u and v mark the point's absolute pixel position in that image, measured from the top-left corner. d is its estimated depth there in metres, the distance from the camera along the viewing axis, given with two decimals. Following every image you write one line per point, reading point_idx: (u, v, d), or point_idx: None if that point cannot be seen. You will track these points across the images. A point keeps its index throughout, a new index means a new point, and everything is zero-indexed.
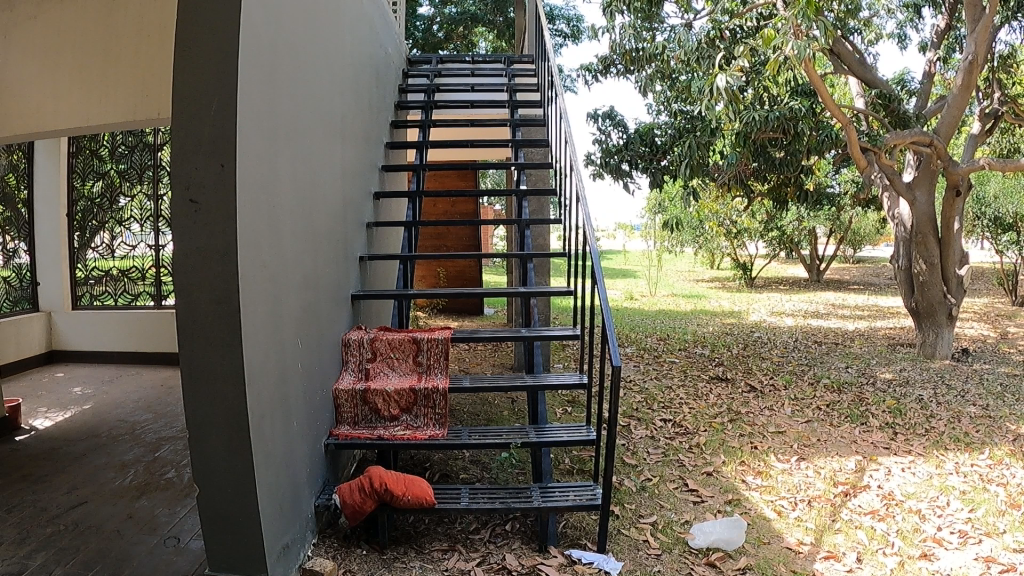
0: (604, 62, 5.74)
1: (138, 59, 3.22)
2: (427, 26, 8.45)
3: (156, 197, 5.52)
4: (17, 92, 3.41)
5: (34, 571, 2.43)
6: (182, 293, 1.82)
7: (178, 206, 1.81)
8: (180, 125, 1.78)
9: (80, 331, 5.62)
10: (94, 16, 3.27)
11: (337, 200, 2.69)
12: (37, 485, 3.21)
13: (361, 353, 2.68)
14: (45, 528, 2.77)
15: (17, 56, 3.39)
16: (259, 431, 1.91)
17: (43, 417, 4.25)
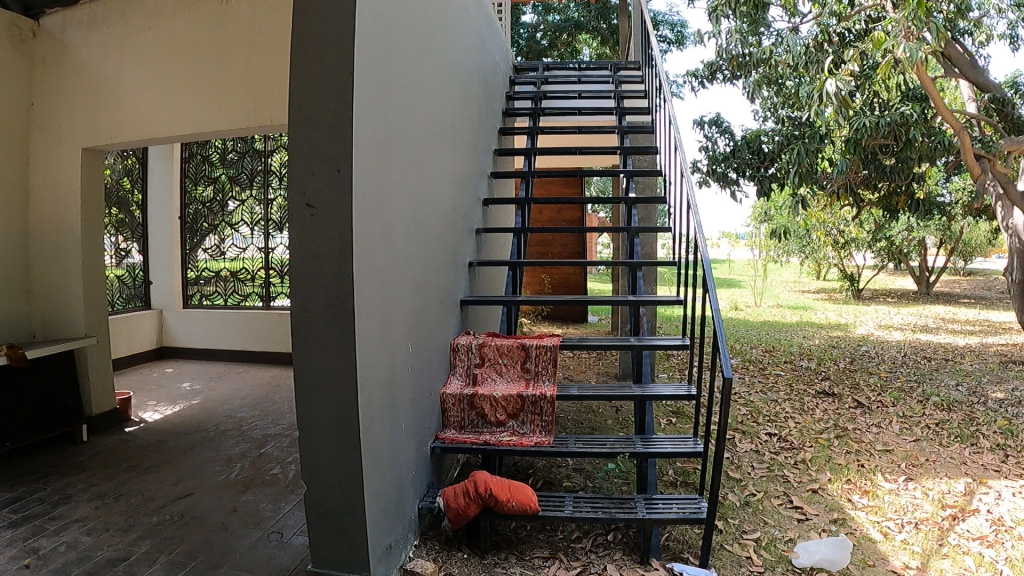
0: (710, 68, 5.65)
1: (250, 62, 3.30)
2: (530, 34, 8.45)
3: (266, 200, 5.63)
4: (139, 98, 3.57)
5: (139, 560, 2.53)
6: (296, 296, 1.86)
7: (295, 210, 1.85)
8: (299, 130, 1.84)
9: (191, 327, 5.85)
10: (213, 23, 3.38)
11: (447, 207, 2.71)
12: (144, 476, 3.35)
13: (469, 358, 2.70)
14: (152, 518, 2.89)
15: (141, 63, 3.56)
16: (368, 434, 1.93)
17: (153, 410, 4.43)
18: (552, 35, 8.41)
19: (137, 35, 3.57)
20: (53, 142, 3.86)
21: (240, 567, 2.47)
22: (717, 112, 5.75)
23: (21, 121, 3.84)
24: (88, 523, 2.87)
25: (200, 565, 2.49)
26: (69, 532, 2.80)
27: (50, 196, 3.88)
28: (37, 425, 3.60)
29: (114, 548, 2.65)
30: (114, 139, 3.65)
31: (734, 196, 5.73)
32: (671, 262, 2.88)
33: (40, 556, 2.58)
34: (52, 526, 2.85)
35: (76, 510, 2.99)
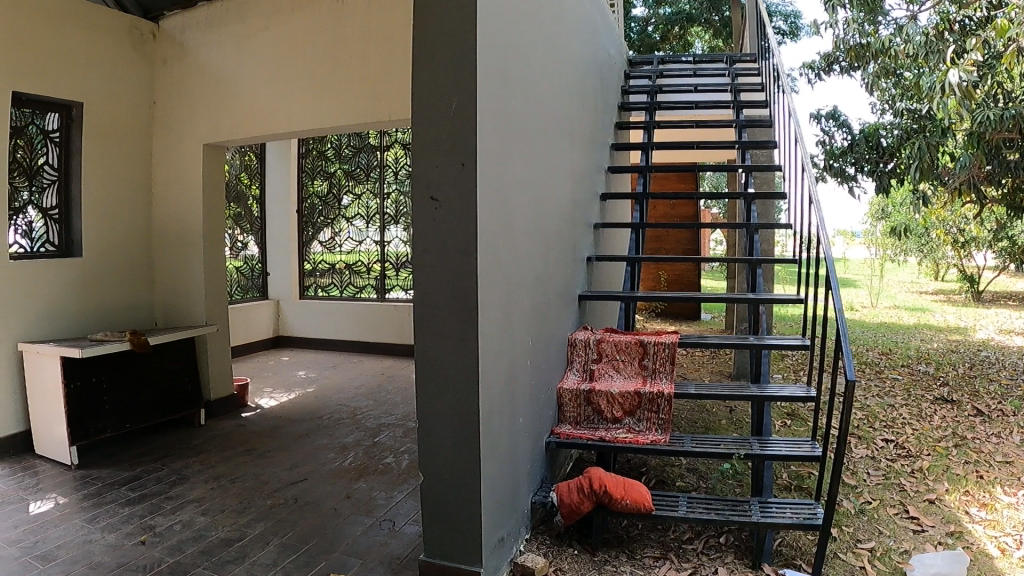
0: (827, 60, 5.49)
1: (354, 60, 3.39)
2: (642, 27, 8.46)
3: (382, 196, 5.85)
4: (257, 97, 3.73)
5: (254, 542, 2.63)
6: (420, 288, 1.89)
7: (420, 203, 1.88)
8: (423, 123, 1.86)
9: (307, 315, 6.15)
10: (323, 22, 3.49)
11: (566, 203, 2.70)
12: (260, 460, 3.47)
13: (587, 353, 2.74)
14: (266, 501, 2.99)
15: (257, 63, 3.72)
16: (487, 427, 1.94)
17: (268, 397, 4.64)
18: (664, 28, 8.30)
19: (252, 37, 3.73)
20: (175, 141, 4.10)
21: (354, 552, 2.54)
22: (833, 105, 5.55)
23: (145, 123, 4.14)
24: (205, 503, 3.00)
25: (314, 548, 2.57)
26: (186, 511, 2.93)
27: (171, 194, 4.11)
28: (158, 407, 3.81)
29: (229, 528, 2.77)
30: (232, 137, 3.82)
31: (852, 192, 5.53)
32: (791, 260, 2.81)
33: (156, 533, 2.76)
34: (169, 505, 3.00)
35: (193, 490, 3.13)
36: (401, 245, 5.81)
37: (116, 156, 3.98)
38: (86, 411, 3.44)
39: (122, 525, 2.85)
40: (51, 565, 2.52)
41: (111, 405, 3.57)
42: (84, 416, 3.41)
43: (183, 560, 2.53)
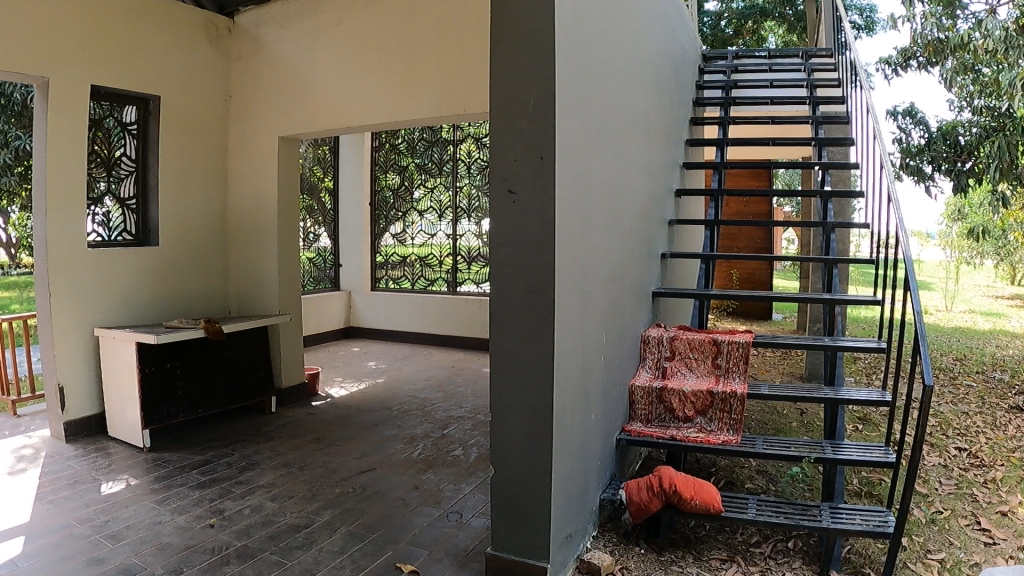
0: (904, 55, 5.29)
1: (416, 61, 3.64)
2: (715, 22, 8.25)
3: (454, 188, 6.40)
4: (331, 89, 3.98)
5: (320, 529, 2.71)
6: (498, 281, 1.92)
7: (498, 196, 1.90)
8: (502, 116, 1.87)
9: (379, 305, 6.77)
10: (393, 20, 3.72)
11: (642, 199, 2.72)
12: (330, 448, 3.58)
13: (659, 351, 2.78)
14: (335, 489, 3.06)
15: (331, 57, 3.97)
16: (560, 422, 1.95)
17: (338, 387, 4.88)
18: (737, 23, 8.15)
19: (326, 31, 3.99)
20: (249, 135, 4.44)
21: (422, 542, 2.59)
22: (910, 102, 5.46)
23: (221, 117, 4.49)
24: (273, 489, 3.11)
25: (380, 537, 2.64)
26: (255, 496, 3.04)
27: (247, 185, 4.46)
28: (229, 394, 4.02)
29: (296, 514, 2.85)
30: (307, 128, 4.10)
31: (929, 191, 5.38)
32: (868, 261, 2.77)
33: (225, 517, 2.86)
34: (239, 491, 3.12)
35: (261, 477, 3.25)
36: (474, 240, 6.34)
37: (194, 149, 4.33)
38: (160, 396, 3.64)
39: (192, 508, 2.98)
40: (122, 545, 2.65)
41: (184, 390, 3.76)
42: (157, 401, 3.61)
43: (252, 544, 2.63)
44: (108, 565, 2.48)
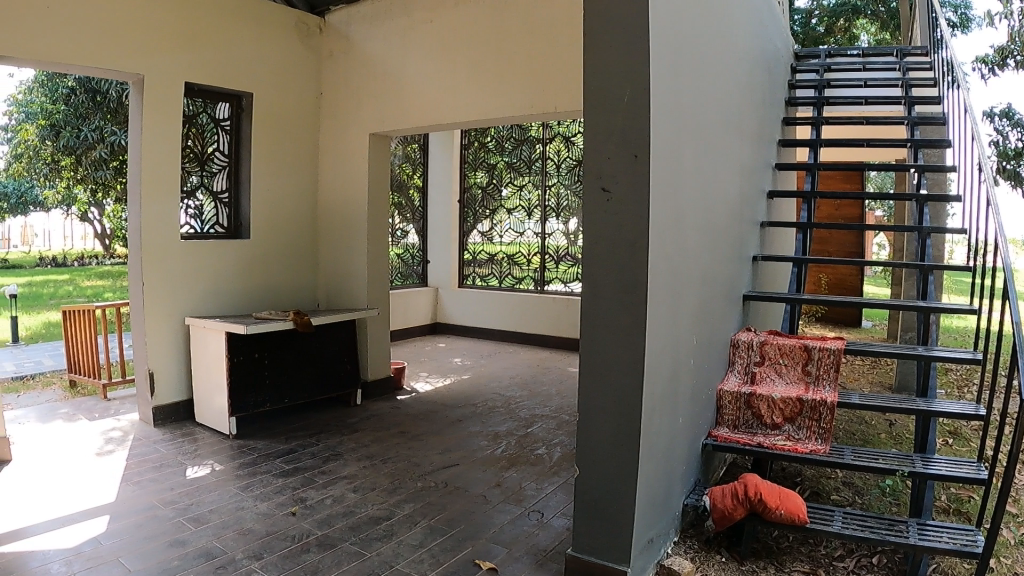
0: (1001, 53, 5.13)
1: (492, 58, 3.93)
2: (805, 20, 8.04)
3: (544, 188, 7.12)
4: (420, 88, 4.29)
5: (402, 520, 2.90)
6: (590, 281, 1.95)
7: (592, 195, 1.94)
8: (597, 116, 1.90)
9: (468, 297, 7.58)
10: (474, 19, 4.02)
11: (733, 198, 2.72)
12: (412, 443, 3.88)
13: (749, 356, 2.85)
14: (418, 484, 3.29)
15: (417, 56, 4.30)
16: (648, 424, 1.97)
17: (424, 380, 5.43)
18: (829, 20, 7.93)
19: (412, 30, 4.31)
20: (341, 135, 4.76)
21: (504, 541, 2.69)
22: (1007, 103, 5.30)
23: (314, 117, 4.84)
24: (355, 481, 3.34)
25: (459, 534, 2.75)
26: (336, 487, 3.27)
27: (338, 182, 4.79)
28: (313, 386, 4.34)
29: (377, 507, 3.04)
30: (395, 125, 4.41)
31: None
32: (964, 268, 2.71)
33: (306, 506, 3.08)
34: (322, 480, 3.37)
35: (346, 467, 3.50)
36: (562, 238, 7.04)
37: (288, 146, 4.67)
38: (250, 383, 3.97)
39: (275, 495, 3.21)
40: (204, 528, 2.89)
41: (272, 380, 4.09)
42: (245, 390, 3.93)
43: (332, 533, 2.81)
44: (190, 547, 2.72)
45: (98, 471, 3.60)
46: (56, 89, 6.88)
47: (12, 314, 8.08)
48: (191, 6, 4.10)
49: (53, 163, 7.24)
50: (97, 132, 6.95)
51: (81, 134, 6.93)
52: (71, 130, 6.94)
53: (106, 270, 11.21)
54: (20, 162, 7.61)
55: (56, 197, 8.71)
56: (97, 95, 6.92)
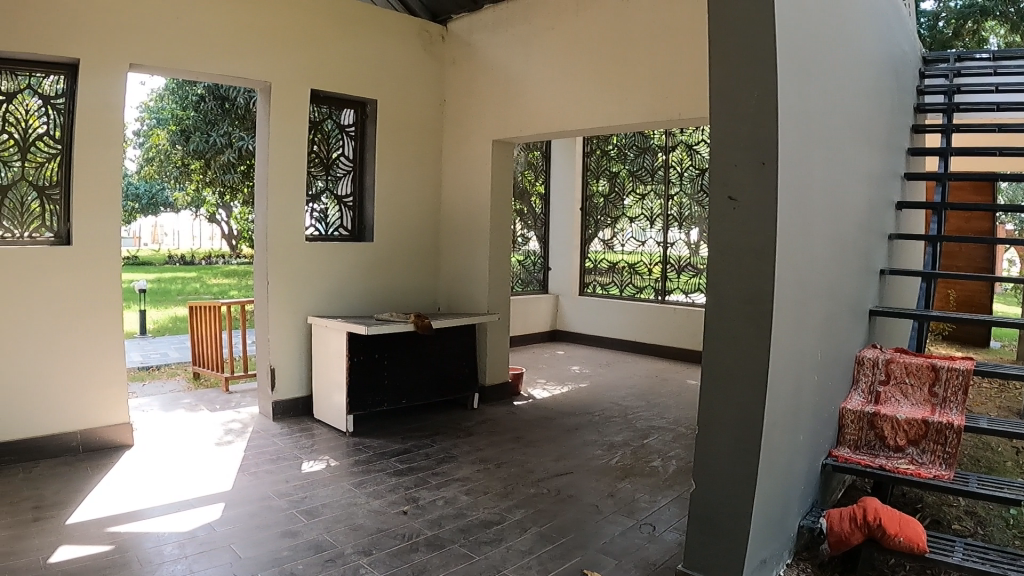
0: None
1: (601, 68, 4.29)
2: None
3: (666, 197, 7.44)
4: (541, 95, 4.69)
5: (512, 524, 2.96)
6: (715, 291, 1.94)
7: (718, 202, 1.92)
8: (724, 124, 1.88)
9: (587, 303, 8.02)
10: (587, 31, 4.38)
11: (861, 208, 2.65)
12: (528, 449, 4.06)
13: (875, 373, 2.77)
14: (530, 489, 3.38)
15: (540, 64, 4.68)
16: (769, 440, 1.94)
17: (542, 388, 5.70)
18: None
19: (535, 39, 4.72)
20: (465, 148, 5.25)
21: (615, 551, 2.70)
22: None
23: (435, 132, 5.40)
24: (468, 483, 3.45)
25: (569, 541, 2.79)
26: (448, 489, 3.37)
27: (462, 192, 5.28)
28: (433, 388, 4.68)
29: (487, 511, 3.11)
30: (519, 130, 4.84)
31: None
32: None
33: (418, 505, 3.17)
34: (436, 481, 3.49)
35: (459, 470, 3.64)
36: (684, 248, 7.29)
37: (411, 155, 5.23)
38: (373, 385, 4.34)
39: (387, 493, 3.33)
40: (316, 521, 3.02)
41: (392, 382, 4.45)
42: (365, 391, 4.30)
43: (442, 534, 2.87)
44: (302, 538, 2.84)
45: (220, 464, 3.81)
46: (186, 97, 7.27)
47: (143, 309, 8.55)
48: (318, 22, 4.70)
49: (182, 167, 7.62)
50: (225, 137, 7.30)
51: (209, 139, 7.29)
52: (201, 135, 7.30)
53: (233, 268, 11.75)
54: (152, 165, 8.01)
55: (186, 199, 9.19)
56: (225, 103, 7.27)
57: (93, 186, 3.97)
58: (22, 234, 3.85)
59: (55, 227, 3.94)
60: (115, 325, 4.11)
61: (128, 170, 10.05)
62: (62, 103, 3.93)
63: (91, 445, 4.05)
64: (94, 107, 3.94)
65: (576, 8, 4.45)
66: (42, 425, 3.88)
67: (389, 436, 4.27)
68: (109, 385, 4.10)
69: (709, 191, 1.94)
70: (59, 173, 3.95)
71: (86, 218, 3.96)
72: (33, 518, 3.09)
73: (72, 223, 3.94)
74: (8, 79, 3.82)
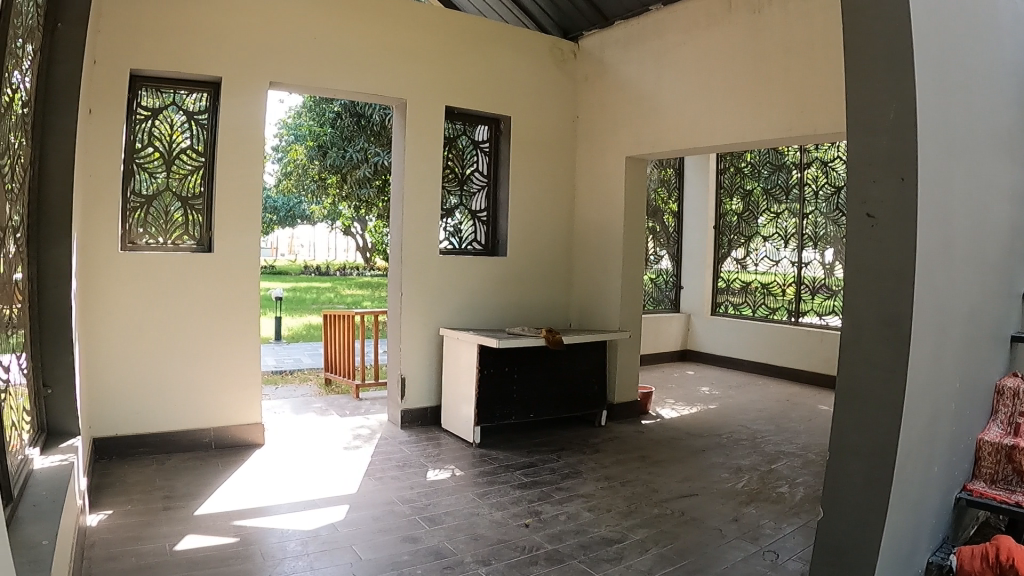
0: None
1: (737, 83, 4.23)
2: None
3: (801, 215, 7.23)
4: (674, 110, 4.65)
5: (635, 545, 2.94)
6: (850, 314, 1.86)
7: (854, 220, 1.83)
8: (859, 139, 1.80)
9: (719, 322, 7.85)
10: (722, 46, 4.33)
11: (1005, 226, 2.50)
12: (654, 469, 4.03)
13: (1014, 405, 2.60)
14: (655, 510, 3.37)
15: (673, 79, 4.66)
16: (902, 471, 1.86)
17: (670, 408, 5.64)
18: None
19: (667, 53, 4.70)
20: (600, 165, 5.26)
21: None
22: None
23: (568, 149, 5.45)
24: (591, 501, 3.46)
25: (688, 566, 2.75)
26: (571, 504, 3.39)
27: (598, 209, 5.28)
28: (559, 404, 4.74)
29: (609, 529, 3.11)
30: (651, 145, 4.82)
31: None
32: None
33: (540, 519, 3.20)
34: (559, 496, 3.51)
35: (583, 486, 3.66)
36: (818, 269, 7.08)
37: (543, 171, 5.30)
38: (499, 397, 4.45)
39: (511, 505, 3.37)
40: (438, 528, 3.08)
41: (518, 395, 4.54)
42: (490, 403, 4.40)
43: (562, 549, 2.88)
44: (422, 544, 2.91)
45: (346, 468, 3.94)
46: (324, 114, 7.58)
47: (279, 316, 8.94)
48: (450, 41, 4.86)
49: (320, 181, 7.96)
50: (361, 152, 7.58)
51: (346, 154, 7.58)
52: (337, 150, 7.61)
53: (367, 280, 12.12)
54: (292, 180, 8.40)
55: (323, 212, 9.58)
56: (361, 120, 7.56)
57: (239, 200, 4.22)
58: (166, 241, 4.13)
59: (196, 235, 4.21)
60: (252, 330, 4.32)
61: (269, 184, 10.55)
62: (204, 118, 4.20)
63: (224, 442, 4.24)
64: (239, 123, 4.19)
65: (708, 22, 4.41)
66: (177, 420, 4.12)
67: (512, 450, 4.32)
68: (244, 386, 4.30)
69: (844, 210, 1.85)
70: (201, 184, 4.20)
71: (230, 229, 4.20)
72: (164, 508, 3.28)
73: (213, 232, 4.19)
74: (154, 96, 4.10)
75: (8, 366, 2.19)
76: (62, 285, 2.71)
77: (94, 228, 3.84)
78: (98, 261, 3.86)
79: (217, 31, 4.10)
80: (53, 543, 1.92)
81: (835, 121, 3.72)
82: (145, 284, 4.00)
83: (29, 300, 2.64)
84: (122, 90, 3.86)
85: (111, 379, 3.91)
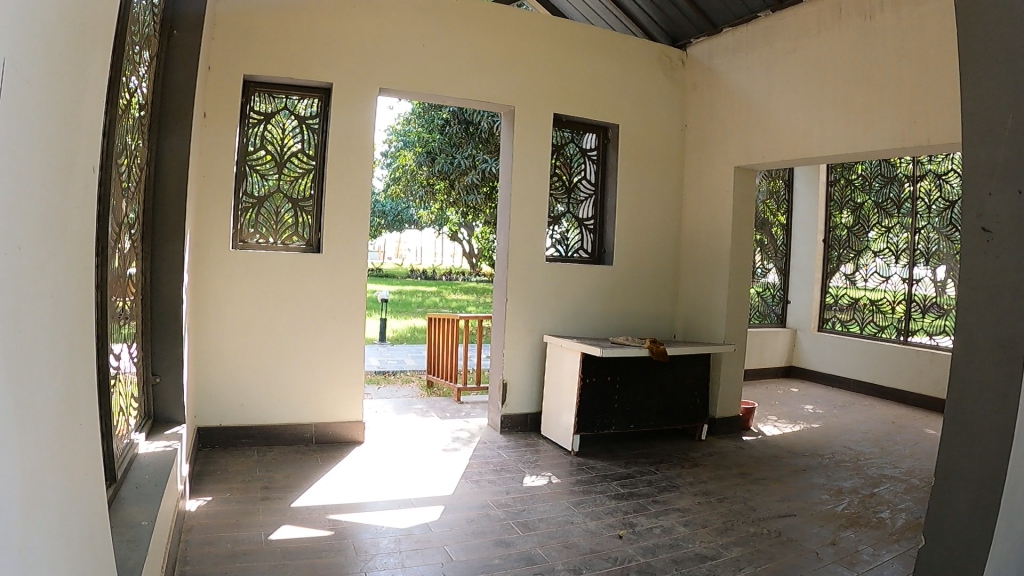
0: None
1: (849, 93, 4.12)
2: None
3: (913, 230, 6.97)
4: (783, 121, 4.56)
5: (727, 564, 2.90)
6: (963, 331, 1.83)
7: (970, 233, 1.82)
8: (976, 150, 1.80)
9: (826, 339, 7.62)
10: (834, 54, 4.22)
11: None
12: (752, 486, 3.96)
13: None
14: (750, 528, 3.31)
15: (783, 88, 4.57)
16: (1011, 499, 1.81)
17: (773, 425, 5.51)
18: None
19: (776, 62, 4.62)
20: (707, 176, 5.22)
21: None
22: None
23: (677, 159, 5.41)
24: (687, 515, 3.44)
25: None
26: (667, 518, 3.37)
27: (705, 220, 5.23)
28: (659, 416, 4.71)
29: (703, 545, 3.08)
30: (760, 157, 4.74)
31: None
32: None
33: (634, 531, 3.19)
34: (655, 509, 3.51)
35: (679, 501, 3.63)
36: (929, 287, 6.81)
37: (651, 182, 5.29)
38: (599, 407, 4.46)
39: (605, 516, 3.38)
40: (530, 535, 3.11)
41: (619, 405, 4.53)
42: (591, 412, 4.42)
43: (654, 563, 2.88)
44: (514, 549, 2.95)
45: (443, 469, 4.03)
46: (434, 120, 7.73)
47: (383, 318, 9.16)
48: (559, 49, 4.92)
49: (427, 186, 8.10)
50: (469, 159, 7.69)
51: (455, 160, 7.72)
52: (446, 156, 7.76)
53: (470, 285, 12.27)
54: (400, 185, 8.61)
55: (430, 218, 9.77)
56: (469, 127, 7.69)
57: (352, 204, 4.38)
58: (277, 241, 4.31)
59: (305, 236, 4.37)
60: (356, 331, 4.46)
61: (378, 189, 10.83)
62: (315, 123, 4.36)
63: (323, 439, 4.39)
64: (355, 130, 4.36)
65: (819, 29, 4.32)
66: (280, 414, 4.30)
67: (609, 459, 4.33)
68: (347, 385, 4.44)
69: (963, 226, 1.85)
70: (311, 187, 4.36)
71: (342, 232, 4.37)
72: (262, 498, 3.44)
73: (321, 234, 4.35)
74: (267, 101, 4.29)
75: (120, 355, 2.38)
76: (174, 279, 2.88)
77: (210, 229, 4.06)
78: (211, 259, 4.07)
79: (334, 42, 4.28)
80: (151, 523, 2.04)
81: (950, 131, 3.59)
82: (252, 281, 4.19)
83: (144, 296, 2.81)
84: (237, 95, 4.06)
85: (220, 372, 4.12)
